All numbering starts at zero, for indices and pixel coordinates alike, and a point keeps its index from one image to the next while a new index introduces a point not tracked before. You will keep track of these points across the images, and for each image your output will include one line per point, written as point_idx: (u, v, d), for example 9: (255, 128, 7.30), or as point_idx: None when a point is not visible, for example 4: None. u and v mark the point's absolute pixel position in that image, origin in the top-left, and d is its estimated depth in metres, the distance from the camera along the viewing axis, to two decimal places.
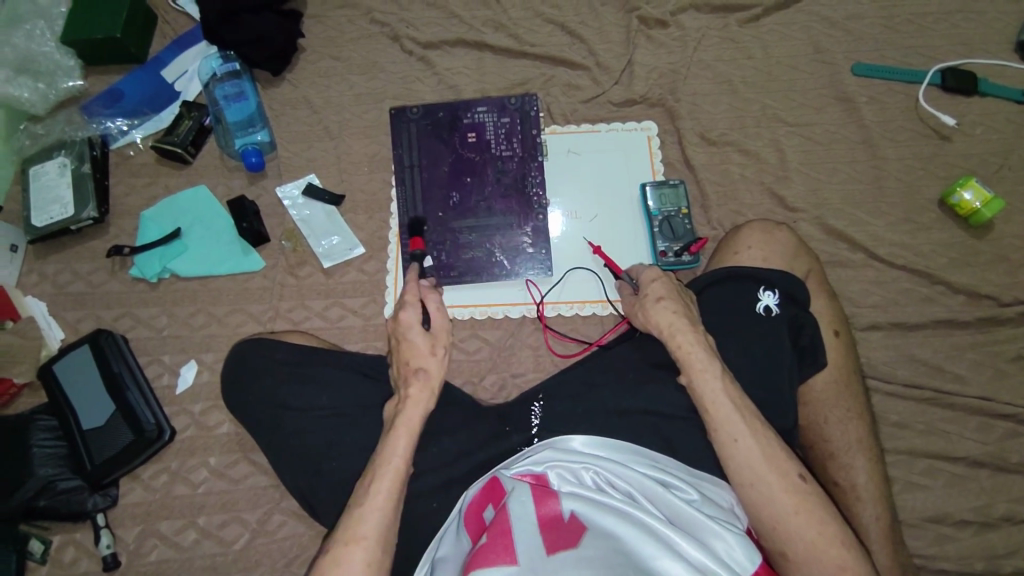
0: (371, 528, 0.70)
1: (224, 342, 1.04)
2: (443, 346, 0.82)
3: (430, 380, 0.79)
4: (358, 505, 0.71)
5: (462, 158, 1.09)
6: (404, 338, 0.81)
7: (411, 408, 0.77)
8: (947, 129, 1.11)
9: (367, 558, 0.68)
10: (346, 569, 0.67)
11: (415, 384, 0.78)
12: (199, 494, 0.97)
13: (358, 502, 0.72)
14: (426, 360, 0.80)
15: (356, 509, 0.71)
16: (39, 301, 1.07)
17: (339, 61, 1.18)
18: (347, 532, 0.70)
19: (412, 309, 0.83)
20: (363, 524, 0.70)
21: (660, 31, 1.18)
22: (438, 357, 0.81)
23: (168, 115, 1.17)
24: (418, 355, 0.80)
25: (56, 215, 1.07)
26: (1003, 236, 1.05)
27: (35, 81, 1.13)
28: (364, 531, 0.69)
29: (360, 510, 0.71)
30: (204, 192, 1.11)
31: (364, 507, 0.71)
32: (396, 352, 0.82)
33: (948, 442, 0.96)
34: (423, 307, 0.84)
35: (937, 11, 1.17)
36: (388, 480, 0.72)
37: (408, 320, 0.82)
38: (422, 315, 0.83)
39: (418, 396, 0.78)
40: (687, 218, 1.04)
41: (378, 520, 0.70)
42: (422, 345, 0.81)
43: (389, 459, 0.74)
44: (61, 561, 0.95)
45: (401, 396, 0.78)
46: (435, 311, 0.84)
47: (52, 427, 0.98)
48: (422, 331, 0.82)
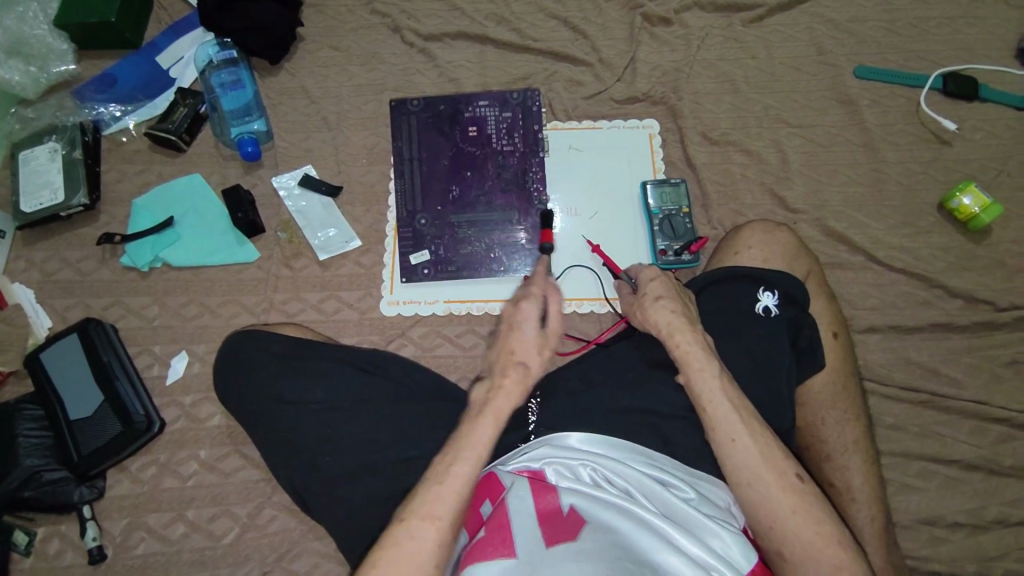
0: (446, 509, 0.66)
1: (216, 333, 1.03)
2: (551, 346, 0.77)
3: (527, 375, 0.74)
4: (437, 483, 0.68)
5: (462, 152, 1.07)
6: (516, 328, 0.77)
7: (502, 399, 0.73)
8: (947, 134, 1.11)
9: (439, 539, 0.65)
10: (413, 545, 0.64)
11: (512, 376, 0.74)
12: (187, 488, 0.95)
13: (438, 479, 0.68)
14: (531, 355, 0.75)
15: (428, 488, 0.68)
16: (27, 288, 1.05)
17: (339, 51, 1.17)
18: (421, 508, 0.66)
19: (534, 301, 0.77)
20: (438, 505, 0.66)
21: (663, 29, 1.18)
22: (543, 355, 0.75)
23: (163, 101, 1.15)
24: (524, 347, 0.76)
25: (46, 200, 1.05)
26: (1001, 241, 1.06)
27: (26, 64, 1.11)
28: (440, 511, 0.66)
29: (436, 491, 0.67)
30: (199, 181, 1.10)
31: (440, 486, 0.67)
32: (503, 339, 0.77)
33: (943, 445, 0.96)
34: (545, 303, 0.78)
35: (938, 16, 1.18)
36: (469, 468, 0.68)
37: (525, 313, 0.77)
38: (542, 310, 0.78)
39: (512, 388, 0.73)
40: (688, 216, 1.04)
41: (453, 504, 0.67)
42: (532, 340, 0.76)
43: (473, 442, 0.70)
44: (45, 553, 0.93)
45: (494, 386, 0.74)
46: (555, 311, 0.78)
47: (38, 417, 0.96)
48: (536, 327, 0.76)
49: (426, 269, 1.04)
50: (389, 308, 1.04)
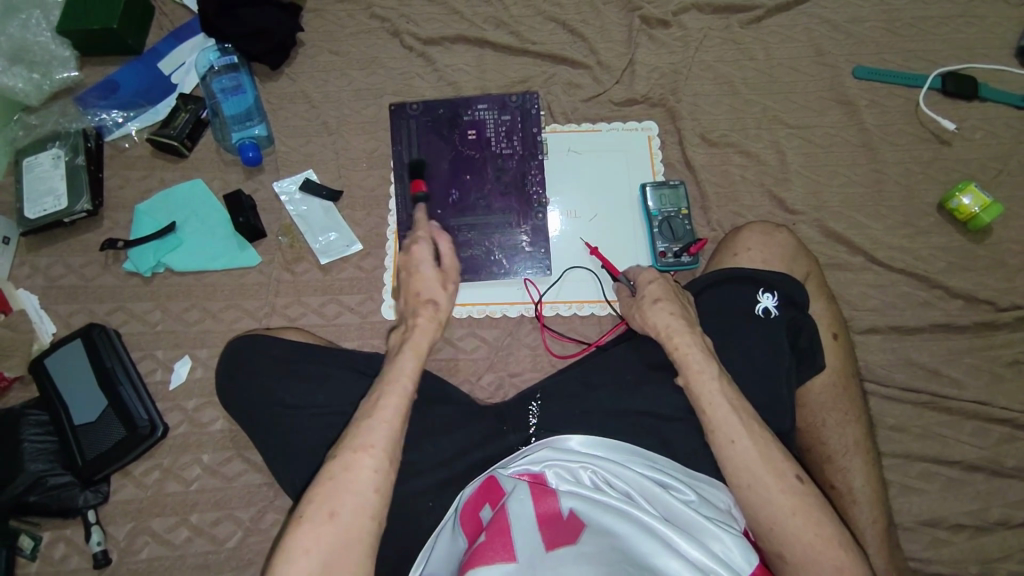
0: (378, 438, 0.70)
1: (219, 337, 1.03)
2: (450, 280, 0.84)
3: (438, 311, 0.81)
4: (366, 417, 0.72)
5: (461, 155, 1.07)
6: (415, 270, 0.83)
7: (417, 334, 0.78)
8: (947, 134, 1.11)
9: (375, 467, 0.68)
10: (348, 476, 0.67)
11: (423, 313, 0.80)
12: (191, 492, 0.96)
13: (367, 415, 0.72)
14: (437, 292, 0.81)
15: (359, 423, 0.71)
16: (31, 295, 1.06)
17: (338, 56, 1.17)
18: (354, 441, 0.70)
19: (424, 244, 0.85)
20: (373, 435, 0.70)
21: (661, 31, 1.18)
22: (445, 288, 0.81)
23: (164, 107, 1.16)
24: (426, 286, 0.82)
25: (50, 207, 1.06)
26: (1001, 241, 1.06)
27: (29, 72, 1.12)
28: (373, 442, 0.70)
29: (367, 423, 0.71)
30: (202, 186, 1.10)
31: (371, 420, 0.71)
32: (406, 282, 0.83)
33: (944, 445, 0.96)
34: (434, 243, 0.86)
35: (937, 16, 1.18)
36: (394, 399, 0.73)
37: (418, 255, 0.84)
38: (435, 251, 0.86)
39: (427, 326, 0.79)
40: (687, 218, 1.04)
41: (385, 434, 0.70)
42: (432, 277, 0.82)
43: (398, 374, 0.75)
44: (51, 558, 0.94)
45: (408, 325, 0.80)
46: (447, 251, 0.86)
47: (43, 422, 0.97)
48: (433, 267, 0.83)
49: None
50: (390, 312, 1.04)
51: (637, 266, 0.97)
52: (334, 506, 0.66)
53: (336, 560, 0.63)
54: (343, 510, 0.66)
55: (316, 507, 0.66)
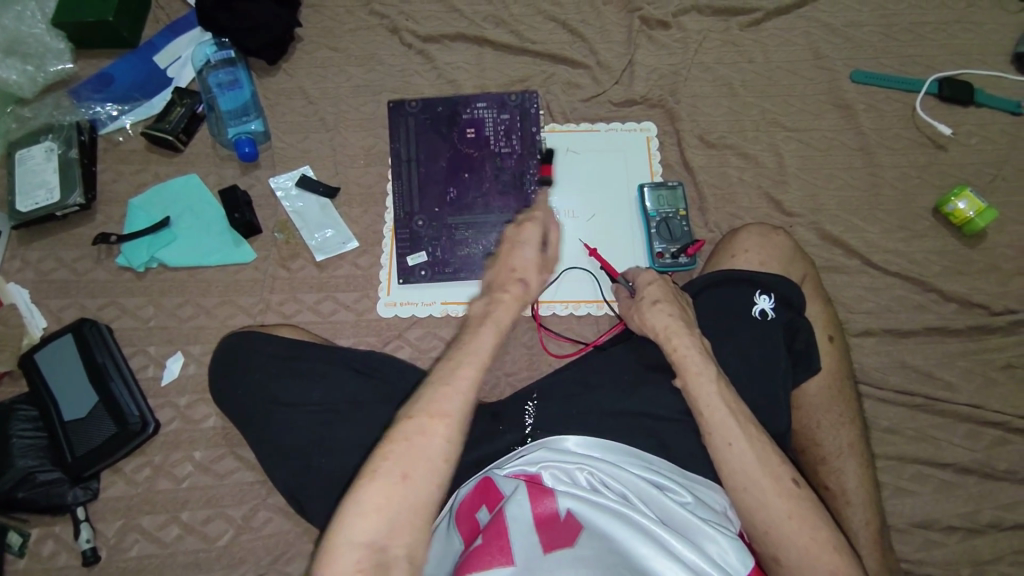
0: (455, 406, 0.69)
1: (212, 333, 1.02)
2: (550, 268, 0.82)
3: (526, 292, 0.79)
4: (445, 385, 0.70)
5: (460, 153, 1.07)
6: (518, 248, 0.81)
7: (502, 309, 0.77)
8: (943, 138, 1.12)
9: (449, 435, 0.68)
10: (424, 440, 0.67)
11: (512, 291, 0.78)
12: (182, 489, 0.95)
13: (444, 382, 0.71)
14: (531, 273, 0.80)
15: (437, 389, 0.70)
16: (21, 288, 1.04)
17: (337, 52, 1.17)
18: (430, 407, 0.69)
19: (536, 225, 0.83)
20: (446, 402, 0.69)
21: (661, 32, 1.18)
22: (542, 274, 0.80)
23: (160, 101, 1.15)
24: (524, 265, 0.80)
25: (42, 200, 1.05)
26: (996, 246, 1.06)
27: (23, 63, 1.11)
28: (448, 408, 0.69)
29: (441, 391, 0.70)
30: (196, 182, 1.09)
31: (447, 388, 0.70)
32: (503, 258, 0.82)
33: (938, 448, 0.96)
34: (546, 229, 0.84)
35: (935, 21, 1.18)
36: (472, 371, 0.72)
37: (527, 235, 0.82)
38: (543, 234, 0.83)
39: (511, 302, 0.78)
40: (685, 219, 1.04)
41: (460, 403, 0.69)
42: (534, 260, 0.81)
43: (477, 347, 0.74)
44: (39, 554, 0.92)
45: (494, 298, 0.78)
46: (553, 240, 0.84)
47: (33, 417, 0.96)
48: (536, 252, 0.81)
49: (423, 270, 1.03)
50: (386, 310, 1.03)
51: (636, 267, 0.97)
52: (407, 469, 0.65)
53: (401, 522, 0.63)
54: (415, 473, 0.65)
55: (390, 466, 0.65)
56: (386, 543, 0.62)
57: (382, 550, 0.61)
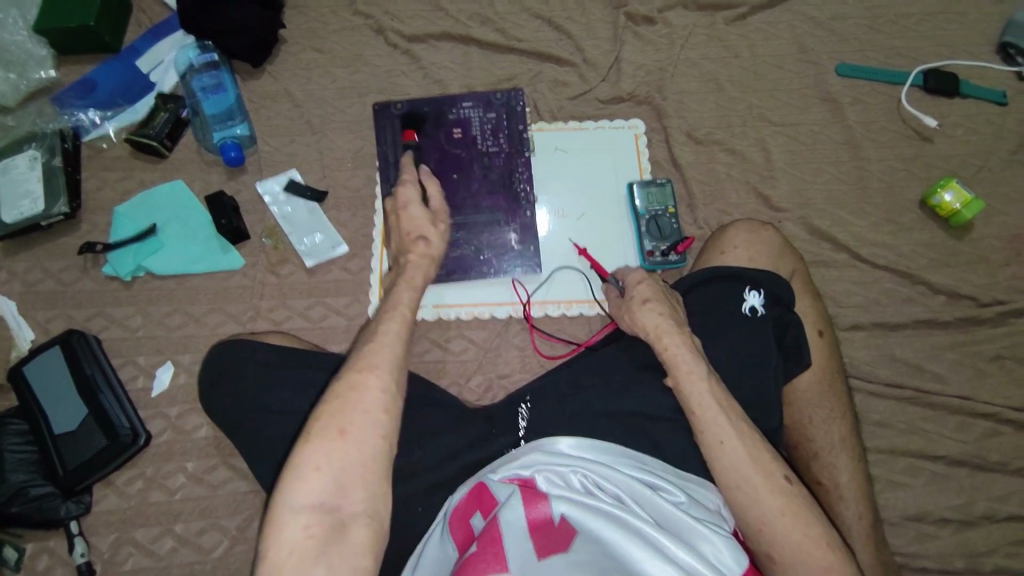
0: (383, 360, 0.71)
1: (202, 342, 1.02)
2: (441, 220, 0.88)
3: (430, 248, 0.84)
4: (371, 342, 0.73)
5: (448, 154, 1.06)
6: (401, 211, 0.87)
7: (412, 269, 0.82)
8: (929, 130, 1.12)
9: (381, 387, 0.69)
10: (357, 395, 0.68)
11: (416, 249, 0.83)
12: (175, 501, 0.95)
13: (368, 341, 0.73)
14: (427, 229, 0.85)
15: (363, 347, 0.72)
16: (8, 300, 1.03)
17: (321, 54, 1.16)
18: (359, 363, 0.71)
19: (410, 186, 0.89)
20: (373, 357, 0.71)
21: (647, 28, 1.18)
22: (433, 225, 0.86)
23: (143, 106, 1.13)
24: (415, 224, 0.86)
25: (26, 210, 1.04)
26: (983, 237, 1.07)
27: (6, 71, 1.10)
28: (376, 362, 0.70)
29: (369, 347, 0.72)
30: (181, 188, 1.08)
31: (374, 344, 0.72)
32: (395, 224, 0.87)
33: (929, 440, 0.97)
34: (424, 188, 0.90)
35: (920, 13, 1.18)
36: (396, 326, 0.74)
37: (405, 197, 0.88)
38: (422, 194, 0.89)
39: (418, 262, 0.83)
40: (674, 216, 1.04)
41: (387, 356, 0.71)
42: (421, 217, 0.86)
43: (395, 304, 0.77)
44: (33, 570, 0.92)
45: (400, 265, 0.83)
46: (434, 195, 0.89)
47: (22, 432, 0.95)
48: (419, 206, 0.87)
49: None
50: None
51: (626, 265, 0.97)
52: (343, 424, 0.66)
53: (348, 477, 0.64)
54: (353, 427, 0.66)
55: (325, 425, 0.66)
56: (335, 502, 0.62)
57: (333, 509, 0.62)
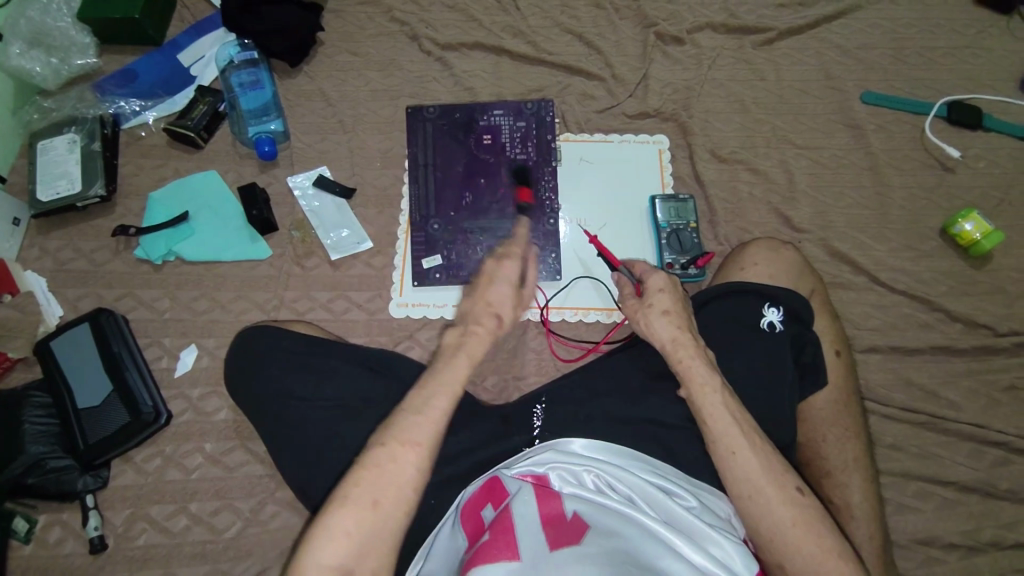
0: (428, 434, 0.69)
1: (226, 328, 1.04)
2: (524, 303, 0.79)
3: (501, 326, 0.77)
4: (416, 412, 0.71)
5: (476, 160, 1.08)
6: (492, 283, 0.78)
7: (477, 343, 0.76)
8: (951, 161, 1.14)
9: (420, 462, 0.68)
10: (393, 468, 0.67)
11: (485, 325, 0.76)
12: (191, 480, 0.96)
13: (415, 410, 0.71)
14: (507, 309, 0.78)
15: (407, 415, 0.71)
16: (39, 276, 1.06)
17: (357, 56, 1.19)
18: (401, 434, 0.69)
19: (515, 262, 0.79)
20: (416, 432, 0.70)
21: (675, 48, 1.21)
22: (518, 310, 0.78)
23: (182, 98, 1.17)
24: (501, 300, 0.77)
25: (63, 190, 1.06)
26: (1001, 268, 1.08)
27: (48, 56, 1.12)
28: (418, 438, 0.69)
29: (415, 418, 0.70)
30: (216, 178, 1.11)
31: (419, 415, 0.70)
32: (478, 291, 0.79)
33: (941, 466, 0.97)
34: (523, 264, 0.80)
35: (945, 46, 1.21)
36: (446, 400, 0.72)
37: (505, 272, 0.78)
38: (521, 271, 0.80)
39: (483, 337, 0.76)
40: (695, 231, 1.05)
41: (430, 433, 0.70)
42: (509, 297, 0.78)
43: (451, 377, 0.73)
44: (47, 540, 0.93)
45: (467, 330, 0.76)
46: (530, 275, 0.81)
47: (46, 405, 0.97)
48: (512, 286, 0.78)
49: (438, 273, 1.05)
50: (398, 310, 1.05)
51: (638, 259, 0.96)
52: (376, 496, 0.66)
53: (373, 549, 0.64)
54: (385, 500, 0.66)
55: (359, 492, 0.66)
56: (353, 566, 0.63)
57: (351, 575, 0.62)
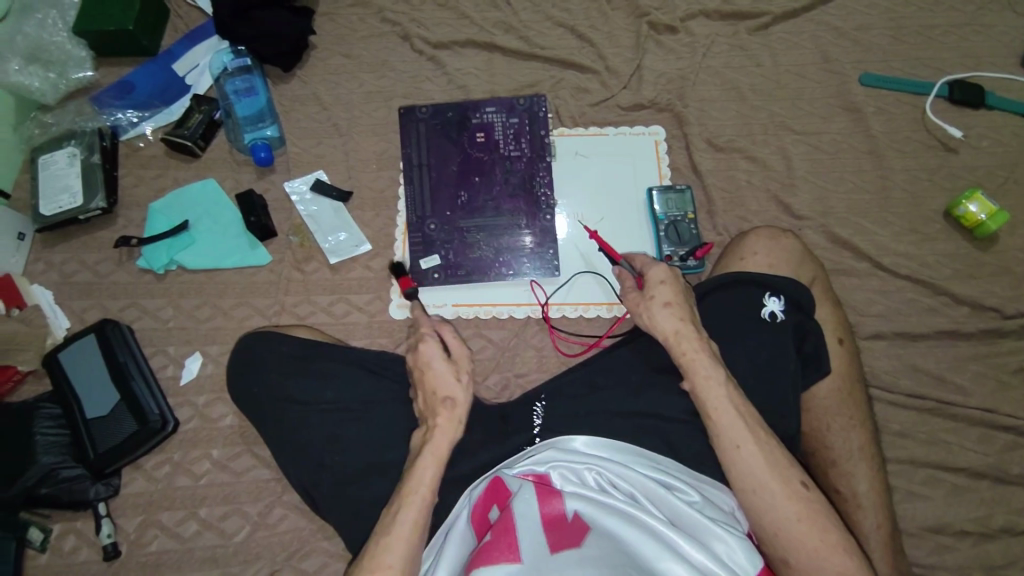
0: (397, 556, 0.69)
1: (229, 334, 1.05)
2: (465, 369, 0.82)
3: (457, 409, 0.79)
4: (385, 534, 0.71)
5: (470, 157, 1.09)
6: (427, 369, 0.81)
7: (439, 436, 0.76)
8: (954, 141, 1.12)
9: None
10: None
11: (443, 414, 0.78)
12: (200, 486, 0.98)
13: (385, 530, 0.71)
14: (455, 387, 0.80)
15: (379, 541, 0.71)
16: (45, 290, 1.07)
17: (350, 59, 1.19)
18: (372, 562, 0.69)
19: (430, 341, 0.83)
20: (387, 554, 0.69)
21: (669, 37, 1.19)
22: (465, 385, 0.80)
23: (179, 108, 1.18)
24: (443, 382, 0.80)
25: (65, 204, 1.07)
26: (1007, 249, 1.06)
27: (46, 71, 1.14)
28: (391, 561, 0.69)
29: (385, 540, 0.70)
30: (214, 186, 1.12)
31: (388, 538, 0.70)
32: (421, 382, 0.81)
33: (949, 452, 0.96)
34: (442, 340, 0.84)
35: (945, 24, 1.18)
36: (414, 513, 0.71)
37: (426, 355, 0.82)
38: (443, 346, 0.84)
39: (448, 425, 0.77)
40: (693, 222, 1.05)
41: (403, 551, 0.70)
42: (445, 372, 0.81)
43: (417, 485, 0.74)
44: (61, 549, 0.95)
45: (428, 426, 0.78)
46: (452, 339, 0.84)
47: (56, 416, 0.99)
48: (444, 361, 0.82)
49: (437, 273, 1.05)
50: (398, 311, 1.05)
51: (638, 253, 0.95)
52: None
53: None
54: None
55: None
56: None
57: None
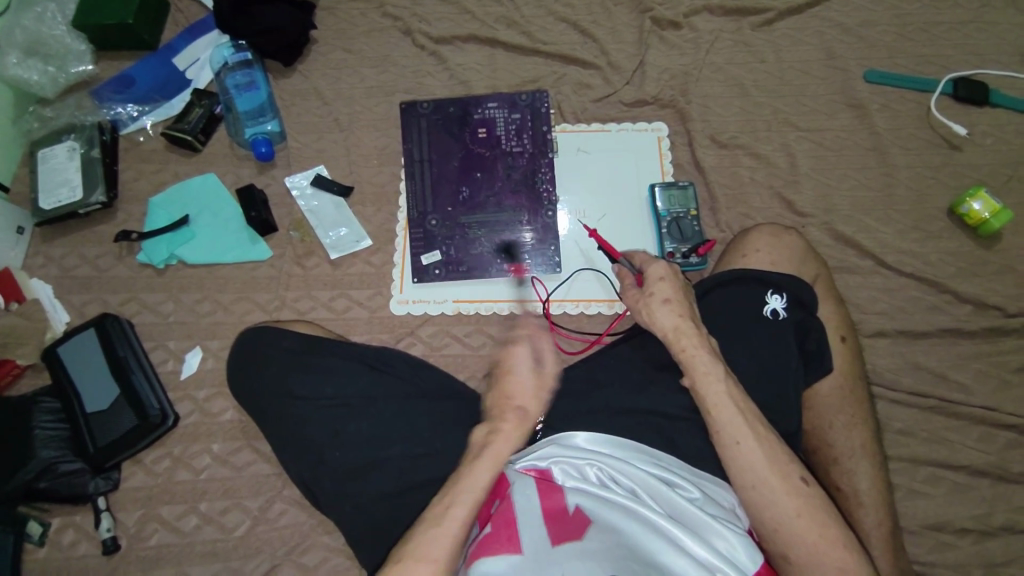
0: (444, 551, 0.67)
1: (230, 329, 1.04)
2: (545, 387, 0.79)
3: (526, 418, 0.76)
4: (434, 526, 0.68)
5: (472, 153, 1.09)
6: (511, 370, 0.80)
7: (502, 441, 0.74)
8: (958, 138, 1.11)
9: None
10: None
11: (511, 419, 0.75)
12: (200, 481, 0.97)
13: (435, 522, 0.69)
14: (530, 399, 0.78)
15: (425, 531, 0.68)
16: (44, 283, 1.07)
17: (351, 53, 1.18)
18: (417, 551, 0.67)
19: (527, 345, 0.83)
20: (432, 547, 0.67)
21: (672, 32, 1.19)
22: (539, 398, 0.78)
23: (179, 102, 1.17)
24: (521, 391, 0.78)
25: (64, 198, 1.07)
26: (1011, 247, 1.06)
27: (45, 64, 1.13)
28: (435, 555, 0.66)
29: (432, 533, 0.68)
30: (214, 180, 1.12)
31: (436, 529, 0.68)
32: (499, 383, 0.80)
33: (952, 450, 0.96)
34: (537, 345, 0.83)
35: (950, 21, 1.18)
36: (464, 512, 0.69)
37: (517, 356, 0.82)
38: (535, 351, 0.83)
39: (511, 431, 0.74)
40: (696, 219, 1.04)
41: (450, 546, 0.67)
42: (529, 381, 0.79)
43: (471, 484, 0.71)
44: (60, 544, 0.95)
45: (494, 428, 0.75)
46: (546, 354, 0.82)
47: (55, 410, 0.98)
48: (531, 370, 0.80)
49: (437, 269, 1.05)
50: (398, 307, 1.05)
51: (637, 251, 0.94)
52: None
53: None
54: None
55: None
56: None
57: None
